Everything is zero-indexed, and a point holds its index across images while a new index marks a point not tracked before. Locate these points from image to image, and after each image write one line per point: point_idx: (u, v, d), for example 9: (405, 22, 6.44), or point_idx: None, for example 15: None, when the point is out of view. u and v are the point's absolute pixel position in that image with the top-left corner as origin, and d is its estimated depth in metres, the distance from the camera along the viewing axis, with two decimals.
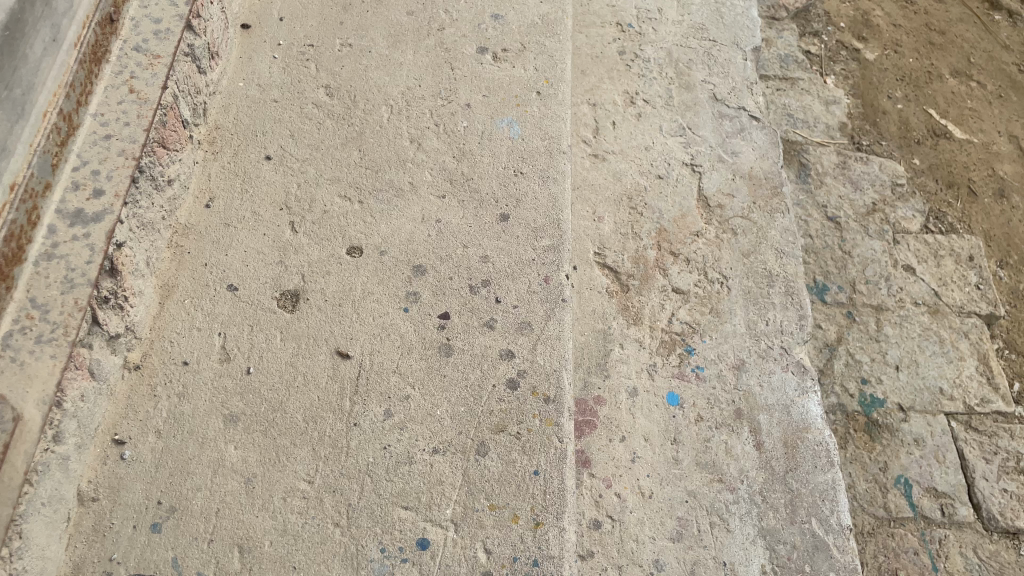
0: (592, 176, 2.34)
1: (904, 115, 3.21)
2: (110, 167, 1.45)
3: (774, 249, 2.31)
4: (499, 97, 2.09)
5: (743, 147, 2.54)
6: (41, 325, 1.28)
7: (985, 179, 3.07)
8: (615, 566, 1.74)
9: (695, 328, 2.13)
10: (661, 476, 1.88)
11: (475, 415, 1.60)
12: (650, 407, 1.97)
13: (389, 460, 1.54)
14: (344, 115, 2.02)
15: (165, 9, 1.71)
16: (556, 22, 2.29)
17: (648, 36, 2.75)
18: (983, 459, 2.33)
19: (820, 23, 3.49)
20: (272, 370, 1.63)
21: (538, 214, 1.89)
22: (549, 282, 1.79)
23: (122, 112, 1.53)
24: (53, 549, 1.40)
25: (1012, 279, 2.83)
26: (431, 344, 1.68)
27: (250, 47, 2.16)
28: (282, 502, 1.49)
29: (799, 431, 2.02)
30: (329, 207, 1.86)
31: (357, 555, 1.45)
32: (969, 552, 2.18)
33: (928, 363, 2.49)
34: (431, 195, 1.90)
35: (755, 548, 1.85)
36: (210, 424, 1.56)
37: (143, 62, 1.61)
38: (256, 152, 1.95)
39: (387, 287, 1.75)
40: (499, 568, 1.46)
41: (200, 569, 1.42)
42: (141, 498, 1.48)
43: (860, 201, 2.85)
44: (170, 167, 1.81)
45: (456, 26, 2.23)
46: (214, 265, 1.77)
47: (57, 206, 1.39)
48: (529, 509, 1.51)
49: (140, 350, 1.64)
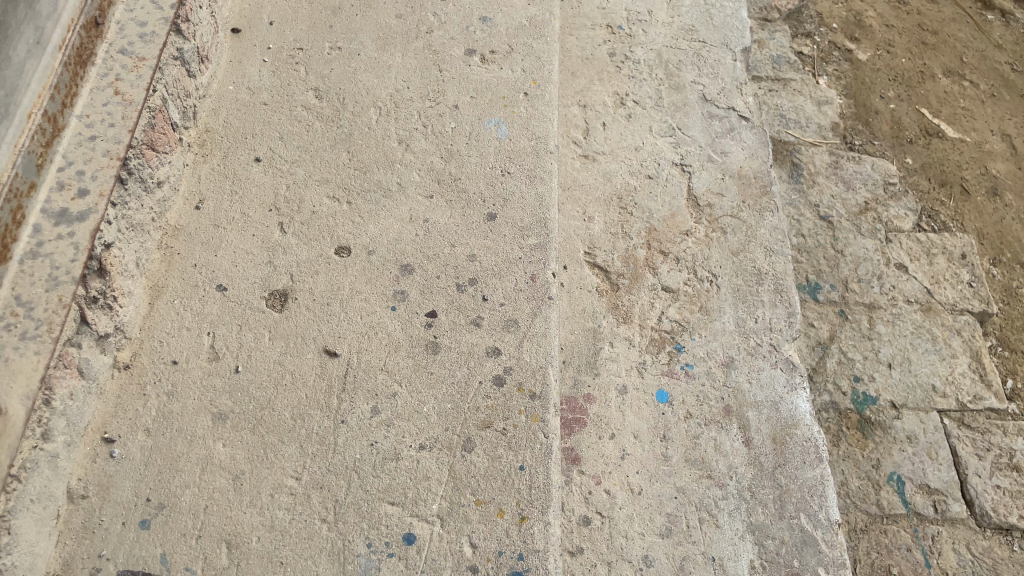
0: (582, 176, 2.36)
1: (895, 115, 3.22)
2: (95, 167, 1.48)
3: (763, 248, 2.33)
4: (486, 98, 2.11)
5: (732, 147, 2.55)
6: (26, 322, 1.30)
7: (978, 178, 3.08)
8: (605, 563, 1.75)
9: (684, 326, 2.14)
10: (651, 472, 1.89)
11: (462, 411, 1.62)
12: (640, 405, 1.98)
13: (376, 457, 1.56)
14: (334, 116, 2.04)
15: (151, 12, 1.73)
16: (544, 24, 2.31)
17: (638, 37, 2.77)
18: (975, 455, 2.34)
19: (812, 24, 3.51)
20: (260, 369, 1.65)
21: (525, 213, 1.90)
22: (536, 280, 1.80)
23: (107, 113, 1.55)
24: (42, 545, 1.41)
25: (1005, 277, 2.84)
26: (418, 342, 1.70)
27: (241, 52, 2.18)
28: (270, 499, 1.51)
29: (788, 427, 2.03)
30: (318, 208, 1.88)
31: (344, 551, 1.46)
32: (961, 548, 2.19)
33: (920, 360, 2.50)
34: (420, 195, 1.91)
35: (743, 543, 1.85)
36: (199, 423, 1.58)
37: (128, 64, 1.64)
38: (246, 154, 1.97)
39: (375, 287, 1.76)
40: (485, 562, 1.47)
41: (189, 565, 1.44)
42: (130, 495, 1.50)
43: (851, 200, 2.87)
44: (160, 169, 1.83)
45: (445, 29, 2.25)
46: (203, 265, 1.79)
47: (42, 205, 1.41)
48: (514, 504, 1.53)
49: (130, 350, 1.66)
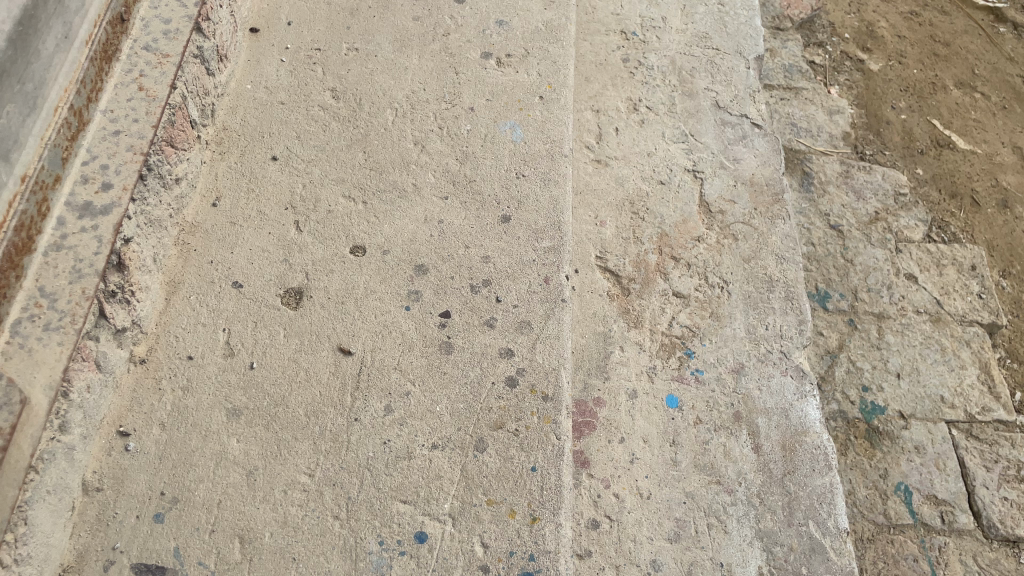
0: (594, 181, 2.36)
1: (907, 126, 3.22)
2: (119, 161, 1.50)
3: (775, 255, 2.33)
4: (502, 101, 2.12)
5: (745, 154, 2.56)
6: (49, 314, 1.32)
7: (989, 190, 3.08)
8: (612, 566, 1.75)
9: (695, 332, 2.14)
10: (660, 477, 1.89)
11: (474, 411, 1.63)
12: (650, 409, 1.98)
13: (389, 455, 1.57)
14: (350, 117, 2.06)
15: (175, 10, 1.75)
16: (560, 28, 2.32)
17: (651, 44, 2.78)
18: (983, 467, 2.34)
19: (824, 33, 3.51)
20: (274, 366, 1.66)
21: (539, 215, 1.91)
22: (549, 282, 1.81)
23: (131, 108, 1.57)
24: (56, 537, 1.42)
25: (1016, 289, 2.83)
26: (432, 342, 1.70)
27: (259, 51, 2.20)
28: (282, 495, 1.52)
29: (798, 434, 2.03)
30: (333, 208, 1.89)
31: (355, 548, 1.47)
32: (969, 560, 2.18)
33: (928, 370, 2.49)
34: (434, 196, 1.93)
35: (751, 550, 1.86)
36: (212, 418, 1.59)
37: (152, 61, 1.65)
38: (263, 152, 1.99)
39: (389, 286, 1.77)
40: (495, 562, 1.48)
41: (202, 559, 1.45)
42: (144, 489, 1.51)
43: (862, 210, 2.87)
44: (179, 166, 1.85)
45: (462, 32, 2.26)
46: (220, 262, 1.80)
47: (66, 198, 1.43)
48: (526, 504, 1.53)
49: (146, 344, 1.67)
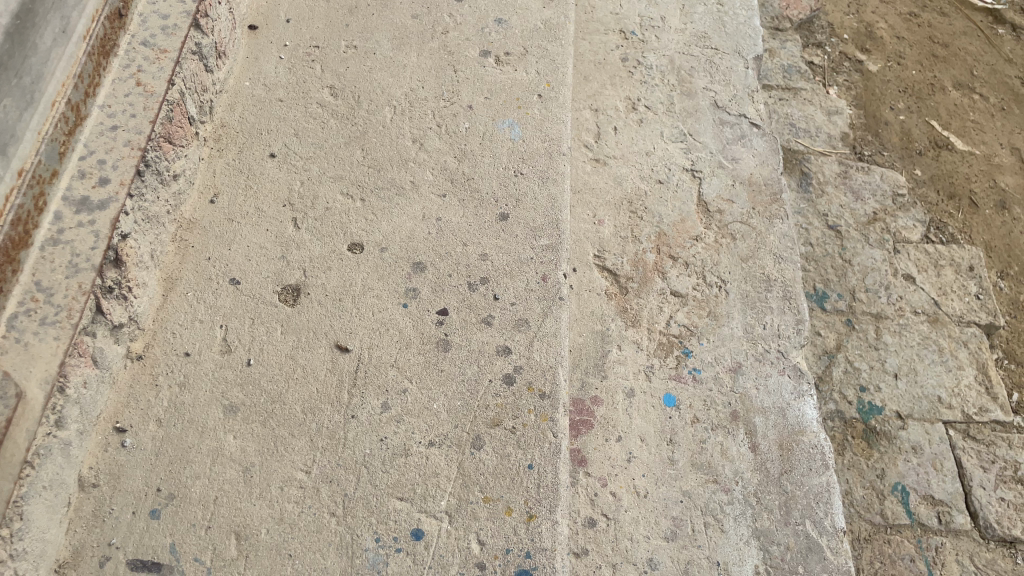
0: (592, 179, 2.36)
1: (905, 126, 3.23)
2: (116, 157, 1.49)
3: (773, 255, 2.33)
4: (501, 98, 2.12)
5: (744, 154, 2.56)
6: (46, 308, 1.32)
7: (987, 191, 3.08)
8: (609, 565, 1.75)
9: (693, 330, 2.14)
10: (657, 476, 1.89)
11: (472, 409, 1.63)
12: (647, 408, 1.98)
13: (385, 452, 1.57)
14: (349, 114, 2.06)
15: (173, 6, 1.75)
16: (559, 27, 2.32)
17: (650, 43, 2.78)
18: (980, 467, 2.34)
19: (823, 33, 3.51)
20: (272, 362, 1.66)
21: (537, 214, 1.91)
22: (547, 281, 1.81)
23: (129, 103, 1.57)
24: (53, 532, 1.42)
25: (1013, 289, 2.83)
26: (429, 339, 1.70)
27: (258, 48, 2.20)
28: (279, 492, 1.52)
29: (795, 434, 2.03)
30: (331, 205, 1.89)
31: (352, 545, 1.46)
32: (965, 560, 2.18)
33: (926, 371, 2.50)
34: (432, 194, 1.92)
35: (748, 548, 1.86)
36: (209, 415, 1.59)
37: (150, 56, 1.65)
38: (261, 150, 1.99)
39: (387, 283, 1.77)
40: (492, 559, 1.48)
41: (199, 556, 1.44)
42: (141, 484, 1.51)
43: (860, 210, 2.87)
44: (176, 162, 1.84)
45: (461, 30, 2.26)
46: (217, 259, 1.80)
47: (63, 193, 1.43)
48: (523, 502, 1.53)
49: (143, 341, 1.67)
